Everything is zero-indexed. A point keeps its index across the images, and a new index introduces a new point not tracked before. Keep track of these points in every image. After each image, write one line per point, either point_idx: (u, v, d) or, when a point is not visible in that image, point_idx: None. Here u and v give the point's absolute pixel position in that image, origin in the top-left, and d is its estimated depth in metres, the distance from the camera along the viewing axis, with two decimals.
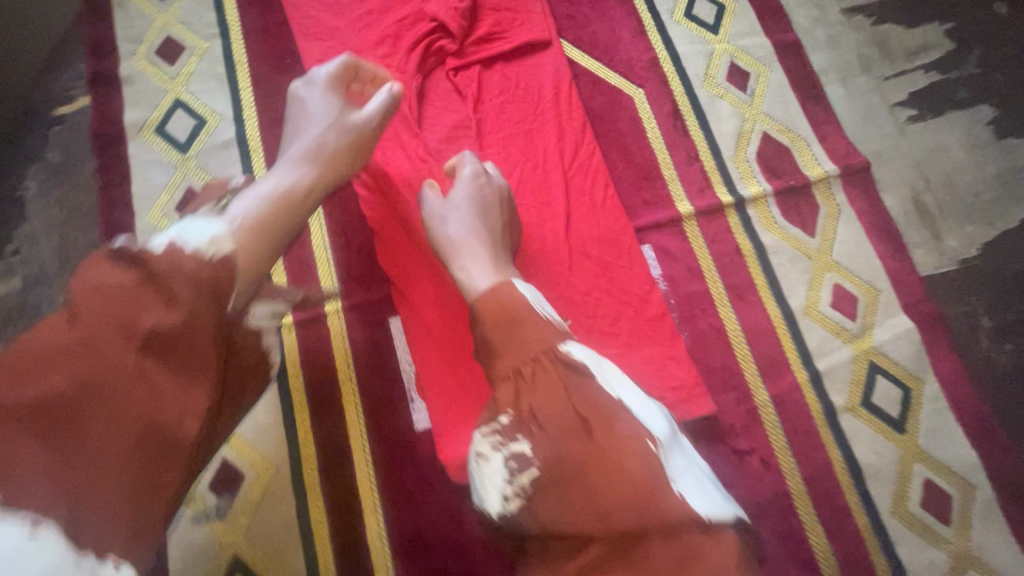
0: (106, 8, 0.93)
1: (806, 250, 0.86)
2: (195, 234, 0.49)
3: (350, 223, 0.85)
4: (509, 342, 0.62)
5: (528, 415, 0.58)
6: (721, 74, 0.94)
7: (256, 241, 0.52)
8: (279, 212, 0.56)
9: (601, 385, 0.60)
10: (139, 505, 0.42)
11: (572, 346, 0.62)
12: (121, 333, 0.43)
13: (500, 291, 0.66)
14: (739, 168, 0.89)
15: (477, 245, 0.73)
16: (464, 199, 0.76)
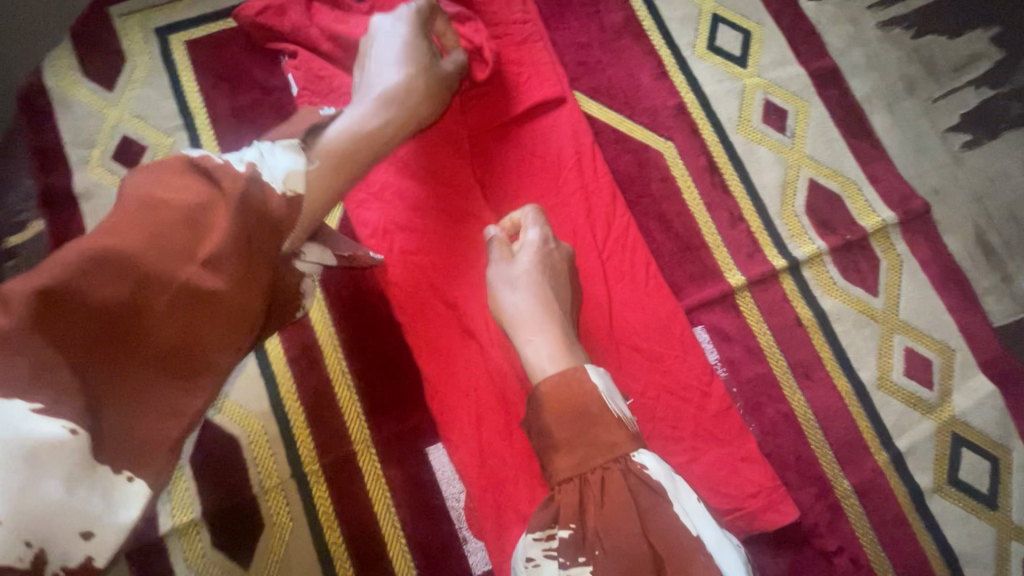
0: (49, 110, 0.80)
1: (871, 313, 0.78)
2: (276, 168, 0.51)
3: (365, 338, 0.74)
4: (571, 451, 0.53)
5: (592, 535, 0.49)
6: (757, 114, 0.85)
7: (327, 179, 0.55)
8: (350, 159, 0.57)
9: (677, 510, 0.50)
10: (163, 426, 0.44)
11: (644, 452, 0.53)
12: (182, 251, 0.44)
13: (568, 378, 0.56)
14: (789, 225, 0.81)
15: (545, 320, 0.62)
16: (531, 265, 0.65)
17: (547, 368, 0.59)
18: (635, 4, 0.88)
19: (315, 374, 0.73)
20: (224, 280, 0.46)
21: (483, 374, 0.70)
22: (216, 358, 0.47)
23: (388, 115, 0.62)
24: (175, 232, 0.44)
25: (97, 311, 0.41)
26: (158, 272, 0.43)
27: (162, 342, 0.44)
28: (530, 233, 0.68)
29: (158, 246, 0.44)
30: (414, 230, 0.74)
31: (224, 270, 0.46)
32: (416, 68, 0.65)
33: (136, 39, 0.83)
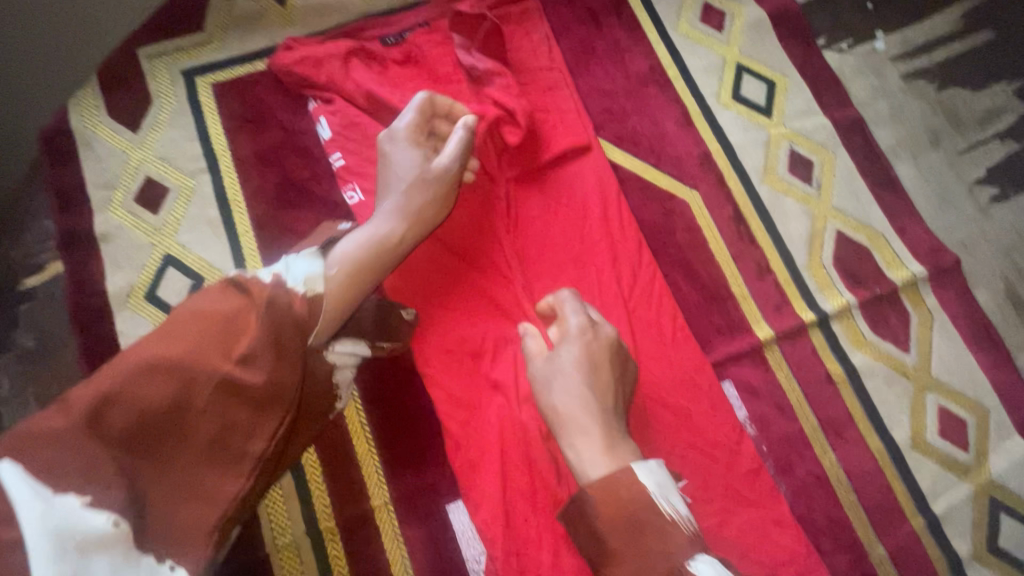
0: (72, 150, 0.79)
1: (903, 370, 0.76)
2: (297, 274, 0.57)
3: (387, 387, 0.73)
4: (623, 560, 0.54)
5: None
6: (782, 165, 0.84)
7: (344, 286, 0.60)
8: (367, 266, 0.62)
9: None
10: (203, 511, 0.50)
11: (700, 558, 0.53)
12: (219, 355, 0.50)
13: (615, 480, 0.56)
14: (817, 277, 0.79)
15: (586, 416, 0.60)
16: (571, 361, 0.63)
17: (594, 469, 0.58)
18: (660, 53, 0.89)
19: (332, 426, 0.71)
20: (257, 377, 0.51)
21: (507, 431, 0.68)
22: (249, 446, 0.52)
23: (402, 216, 0.66)
24: (213, 337, 0.50)
25: (145, 413, 0.47)
26: (200, 372, 0.49)
27: (203, 434, 0.49)
28: (570, 320, 0.67)
29: (199, 349, 0.49)
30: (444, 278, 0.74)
31: (257, 367, 0.51)
32: (416, 167, 0.70)
33: (163, 81, 0.83)
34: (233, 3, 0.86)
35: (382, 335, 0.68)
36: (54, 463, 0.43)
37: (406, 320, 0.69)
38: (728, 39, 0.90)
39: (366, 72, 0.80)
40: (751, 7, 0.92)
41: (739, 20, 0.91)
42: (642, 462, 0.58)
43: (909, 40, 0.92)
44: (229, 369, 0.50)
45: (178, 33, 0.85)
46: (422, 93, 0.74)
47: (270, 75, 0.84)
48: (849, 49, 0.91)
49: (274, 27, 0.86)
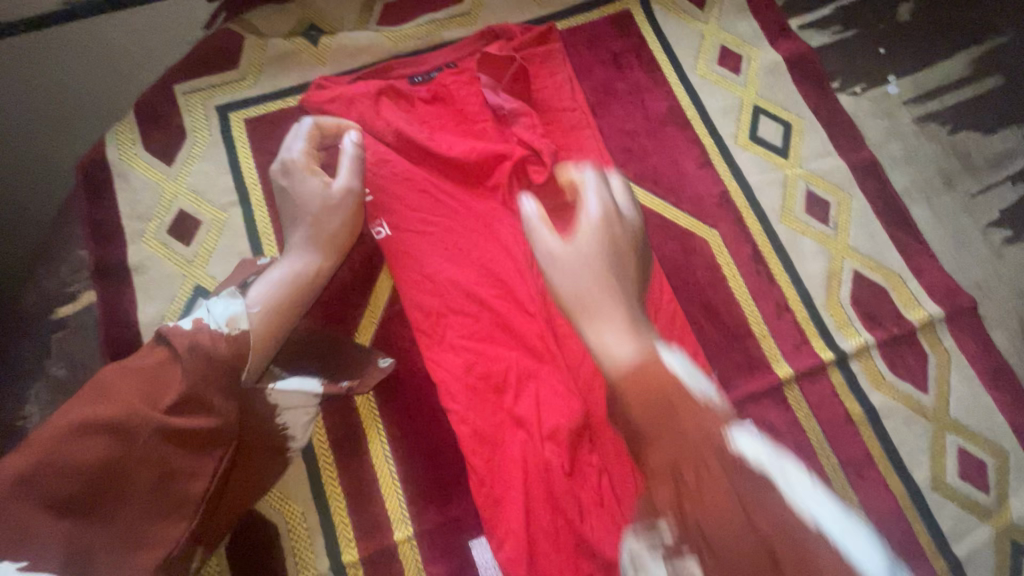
0: (108, 183, 0.82)
1: (922, 410, 0.77)
2: (217, 315, 0.63)
3: (411, 422, 0.74)
4: (656, 443, 0.62)
5: (691, 522, 0.58)
6: (799, 205, 0.86)
7: (271, 320, 0.65)
8: (290, 298, 0.68)
9: (778, 489, 0.60)
10: (134, 556, 0.54)
11: (740, 434, 0.63)
12: (145, 405, 0.56)
13: (648, 367, 0.66)
14: (835, 316, 0.81)
15: (614, 308, 0.69)
16: (592, 245, 0.72)
17: (623, 351, 0.67)
18: (679, 94, 0.91)
19: (358, 460, 0.72)
20: (188, 419, 0.56)
21: (531, 467, 0.68)
22: (190, 487, 0.57)
23: (313, 244, 0.71)
24: (138, 392, 0.56)
25: (78, 468, 0.52)
26: (130, 423, 0.54)
27: (141, 481, 0.55)
28: (591, 198, 0.77)
29: (128, 403, 0.55)
30: (468, 313, 0.75)
31: (187, 411, 0.57)
32: (317, 196, 0.73)
33: (197, 116, 0.85)
34: (267, 42, 0.89)
35: (341, 373, 0.72)
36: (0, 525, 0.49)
37: (379, 366, 0.73)
38: (745, 82, 0.93)
39: (395, 113, 0.82)
40: (767, 51, 0.95)
41: (755, 63, 0.94)
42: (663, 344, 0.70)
43: (921, 84, 0.95)
44: (160, 417, 0.55)
45: (213, 70, 0.87)
46: (308, 120, 0.77)
47: (301, 112, 0.86)
48: (863, 93, 0.94)
49: (307, 65, 0.89)
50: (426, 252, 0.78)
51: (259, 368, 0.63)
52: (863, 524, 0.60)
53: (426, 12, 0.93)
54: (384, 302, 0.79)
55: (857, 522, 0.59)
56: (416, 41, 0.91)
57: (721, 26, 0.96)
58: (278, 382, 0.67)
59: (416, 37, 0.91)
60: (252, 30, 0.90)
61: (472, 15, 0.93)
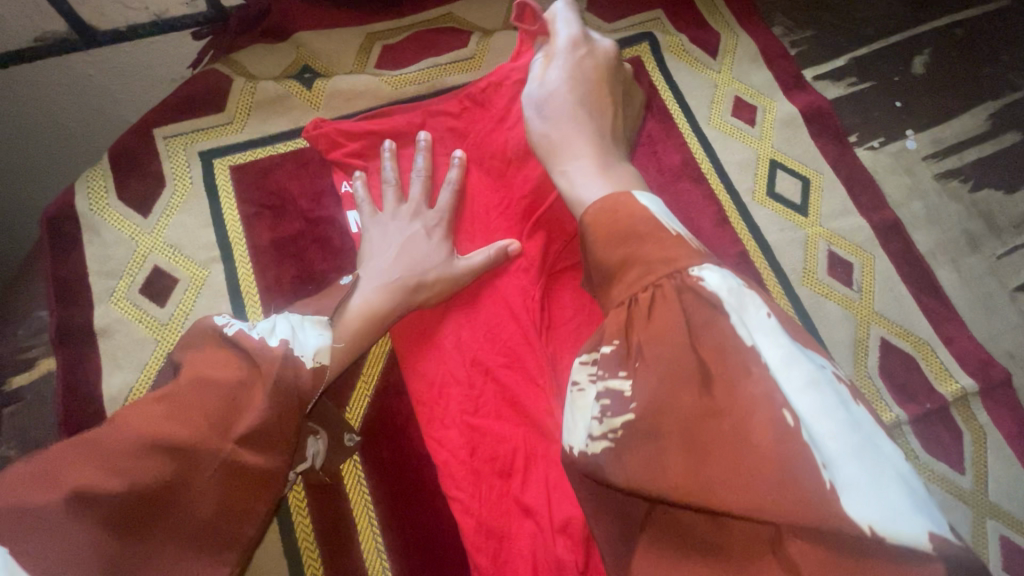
0: (77, 236, 0.75)
1: (960, 494, 0.72)
2: (306, 345, 0.58)
3: (408, 509, 0.67)
4: (615, 250, 0.54)
5: (637, 349, 0.47)
6: (821, 267, 0.82)
7: (344, 356, 0.62)
8: (364, 333, 0.65)
9: (736, 324, 0.45)
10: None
11: (708, 271, 0.48)
12: (219, 427, 0.48)
13: (614, 201, 0.57)
14: (864, 389, 0.76)
15: (581, 147, 0.66)
16: (561, 80, 0.70)
17: (587, 190, 0.63)
18: (693, 147, 0.87)
19: (348, 554, 0.65)
20: (258, 456, 0.50)
21: (543, 567, 0.60)
22: (243, 531, 0.50)
23: (399, 289, 0.67)
24: (213, 413, 0.49)
25: (144, 490, 0.44)
26: (201, 451, 0.47)
27: (198, 518, 0.47)
28: (561, 34, 0.73)
29: (203, 426, 0.48)
30: (471, 385, 0.68)
31: (262, 445, 0.51)
32: (440, 257, 0.70)
33: (178, 162, 0.79)
34: (256, 85, 0.83)
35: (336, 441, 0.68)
36: (45, 546, 0.41)
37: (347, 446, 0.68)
38: (761, 134, 0.89)
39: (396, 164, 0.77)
40: (783, 103, 0.91)
41: (771, 114, 0.90)
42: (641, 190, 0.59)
43: (940, 139, 0.91)
44: (234, 447, 0.49)
45: (196, 113, 0.81)
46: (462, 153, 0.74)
47: (293, 159, 0.80)
48: (882, 147, 0.90)
49: (299, 111, 0.83)
50: (430, 316, 0.72)
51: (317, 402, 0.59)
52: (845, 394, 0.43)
53: (427, 55, 0.88)
54: (380, 369, 0.72)
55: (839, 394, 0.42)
56: (417, 87, 0.86)
57: (734, 75, 0.92)
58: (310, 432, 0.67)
59: (416, 81, 0.86)
60: (240, 70, 0.83)
61: (476, 60, 0.89)
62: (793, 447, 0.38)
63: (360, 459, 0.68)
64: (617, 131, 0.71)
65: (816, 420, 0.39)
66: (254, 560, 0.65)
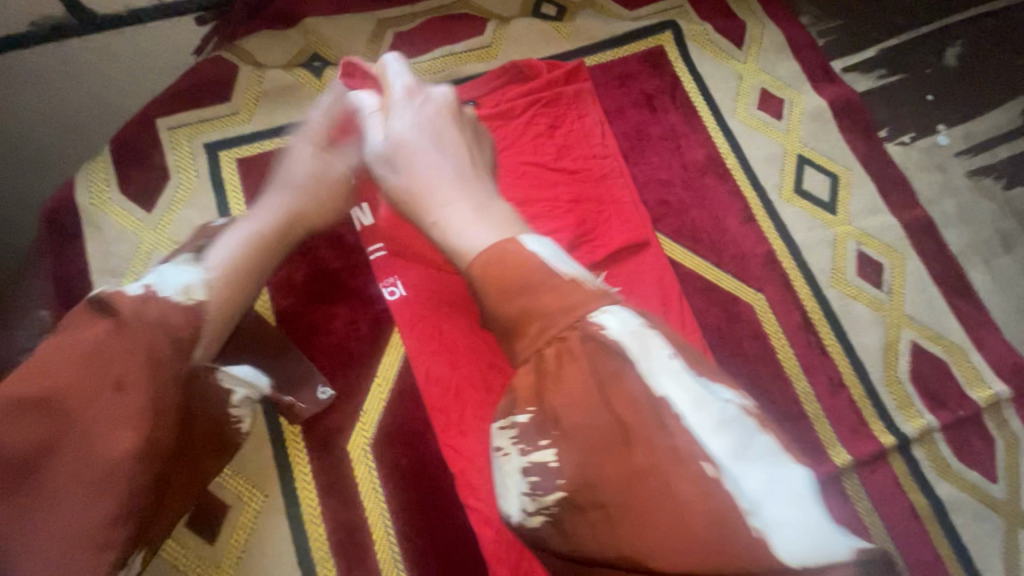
0: (79, 231, 0.72)
1: (991, 503, 0.70)
2: (170, 282, 0.50)
3: (425, 518, 0.64)
4: (511, 305, 0.48)
5: (552, 412, 0.43)
6: (851, 268, 0.79)
7: (228, 289, 0.54)
8: (248, 265, 0.57)
9: (643, 375, 0.43)
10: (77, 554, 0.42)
11: (607, 315, 0.45)
12: (93, 375, 0.43)
13: (503, 250, 0.49)
14: (894, 395, 0.73)
15: (454, 192, 0.55)
16: (409, 125, 0.59)
17: (468, 240, 0.52)
18: (718, 141, 0.84)
19: (364, 566, 0.63)
20: (142, 403, 0.44)
21: None
22: (131, 482, 0.43)
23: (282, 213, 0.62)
24: (74, 365, 0.43)
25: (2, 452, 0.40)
26: (72, 401, 0.42)
27: (72, 473, 0.41)
28: (395, 81, 0.62)
29: (66, 378, 0.42)
30: (490, 390, 0.65)
31: (127, 394, 0.43)
32: (330, 180, 0.66)
33: (182, 155, 0.76)
34: (264, 73, 0.79)
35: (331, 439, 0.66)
36: None
37: (360, 452, 0.66)
38: (788, 128, 0.86)
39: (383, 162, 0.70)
40: (811, 95, 0.88)
41: (799, 107, 0.87)
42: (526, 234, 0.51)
43: (972, 135, 0.88)
44: (99, 398, 0.43)
45: (201, 103, 0.77)
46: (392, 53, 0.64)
47: None
48: (912, 142, 0.87)
49: (309, 100, 0.79)
50: (446, 316, 0.68)
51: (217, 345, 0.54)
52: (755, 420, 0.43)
53: (441, 43, 0.84)
54: (395, 373, 0.69)
55: (749, 426, 0.42)
56: (431, 76, 0.82)
57: (760, 66, 0.89)
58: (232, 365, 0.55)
59: (429, 71, 0.83)
60: (247, 59, 0.80)
61: (493, 48, 0.85)
62: (716, 499, 0.37)
63: (375, 466, 0.66)
64: (482, 172, 0.59)
65: (731, 461, 0.38)
66: (265, 571, 0.62)
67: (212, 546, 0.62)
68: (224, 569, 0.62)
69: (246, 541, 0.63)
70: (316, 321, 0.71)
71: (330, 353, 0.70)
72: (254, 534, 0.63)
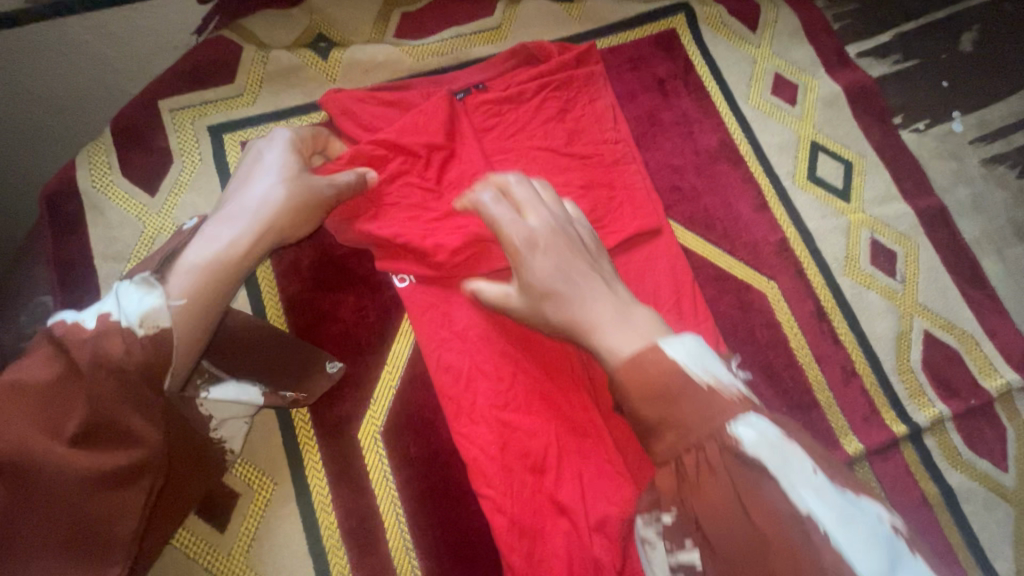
0: (80, 216, 0.70)
1: (1001, 492, 0.70)
2: (129, 310, 0.46)
3: (437, 507, 0.64)
4: (659, 412, 0.46)
5: (694, 520, 0.44)
6: (864, 256, 0.78)
7: (197, 314, 0.49)
8: (213, 286, 0.51)
9: (787, 489, 0.42)
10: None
11: (750, 425, 0.44)
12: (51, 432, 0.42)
13: (654, 365, 0.48)
14: (906, 384, 0.73)
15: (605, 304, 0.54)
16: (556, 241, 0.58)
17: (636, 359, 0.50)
18: (730, 127, 0.82)
19: (375, 554, 0.62)
20: (102, 453, 0.44)
21: (580, 567, 0.59)
22: (118, 525, 0.47)
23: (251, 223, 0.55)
24: (36, 418, 0.42)
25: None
26: (31, 462, 0.41)
27: (53, 522, 0.43)
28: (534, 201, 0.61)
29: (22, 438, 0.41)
30: (503, 377, 0.64)
31: (99, 444, 0.44)
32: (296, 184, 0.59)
33: (186, 137, 0.74)
34: (269, 54, 0.77)
35: (341, 423, 0.66)
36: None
37: (370, 440, 0.65)
38: (801, 114, 0.84)
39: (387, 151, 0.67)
40: (825, 81, 0.86)
41: (812, 93, 0.85)
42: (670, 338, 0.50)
43: (987, 122, 0.87)
44: (68, 453, 0.42)
45: (203, 84, 0.75)
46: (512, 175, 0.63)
47: None
48: (927, 130, 0.86)
49: (314, 83, 0.78)
50: (457, 303, 0.67)
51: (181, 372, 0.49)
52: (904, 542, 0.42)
53: (450, 23, 0.82)
54: (405, 360, 0.69)
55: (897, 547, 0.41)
56: (439, 58, 0.80)
57: (774, 50, 0.87)
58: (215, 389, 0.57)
59: (437, 53, 0.81)
60: (251, 40, 0.78)
61: (502, 30, 0.83)
62: None
63: (386, 454, 0.65)
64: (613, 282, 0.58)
65: None
66: (277, 560, 0.61)
67: (222, 534, 0.62)
68: (235, 558, 0.61)
69: (256, 530, 0.62)
70: (322, 308, 0.69)
71: (338, 339, 0.69)
72: (264, 522, 0.62)
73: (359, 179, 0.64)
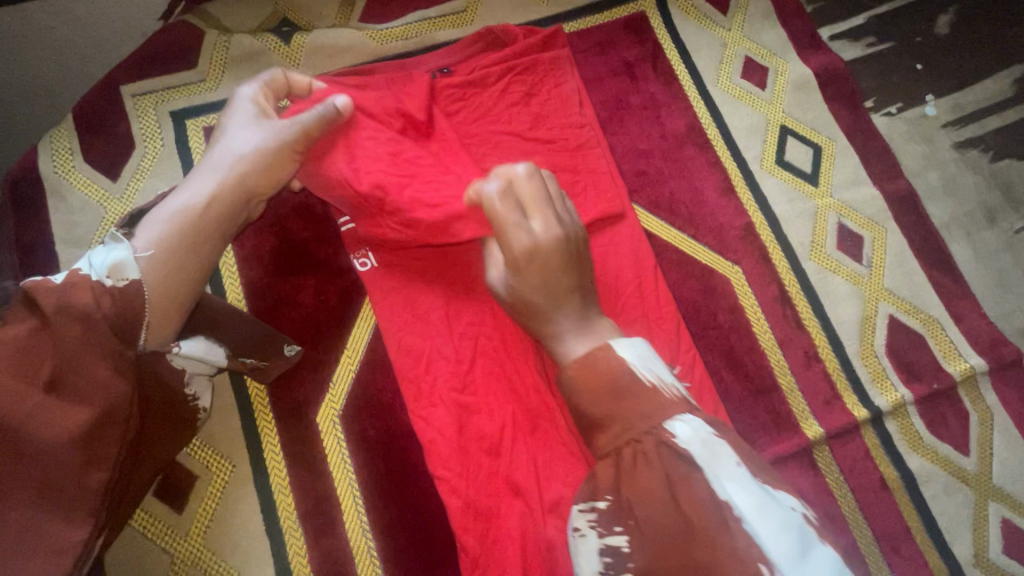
0: (42, 201, 0.70)
1: (962, 476, 0.70)
2: (97, 264, 0.45)
3: (394, 489, 0.64)
4: (599, 404, 0.50)
5: (628, 506, 0.45)
6: (830, 241, 0.78)
7: (168, 273, 0.48)
8: (183, 243, 0.49)
9: (711, 479, 0.43)
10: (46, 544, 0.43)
11: (690, 424, 0.47)
12: (20, 378, 0.41)
13: (597, 358, 0.52)
14: (869, 368, 0.73)
15: (575, 320, 0.57)
16: (547, 247, 0.57)
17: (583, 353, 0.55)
18: (699, 111, 0.82)
19: (332, 535, 0.63)
20: (69, 402, 0.43)
21: (532, 549, 0.59)
22: (87, 479, 0.44)
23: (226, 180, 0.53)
24: (2, 370, 0.41)
25: None
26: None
27: (25, 478, 0.42)
28: (536, 203, 0.58)
29: None
30: (461, 361, 0.65)
31: (72, 394, 0.43)
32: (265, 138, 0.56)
33: (148, 123, 0.74)
34: (231, 39, 0.77)
35: (301, 406, 0.66)
36: None
37: (329, 423, 0.66)
38: (771, 98, 0.84)
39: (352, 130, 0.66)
40: (796, 64, 0.85)
41: (783, 77, 0.85)
42: (624, 338, 0.54)
43: (961, 106, 0.86)
44: (41, 400, 0.42)
45: (166, 69, 0.75)
46: (525, 164, 0.59)
47: None
48: (899, 113, 0.85)
49: (278, 68, 0.77)
50: (418, 288, 0.67)
51: (166, 332, 0.49)
52: (816, 530, 0.44)
53: (416, 8, 0.82)
54: (365, 345, 0.69)
55: (811, 534, 0.43)
56: (404, 42, 0.80)
57: (745, 33, 0.86)
58: (184, 345, 0.54)
59: (402, 37, 0.81)
60: (214, 25, 0.79)
61: (468, 13, 0.83)
62: None
63: (344, 437, 0.66)
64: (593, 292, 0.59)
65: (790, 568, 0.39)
66: (235, 540, 0.62)
67: (179, 515, 0.62)
68: (192, 538, 0.62)
69: (214, 510, 0.63)
70: (283, 292, 0.70)
71: (299, 322, 0.69)
72: (221, 504, 0.63)
73: (329, 110, 0.59)
